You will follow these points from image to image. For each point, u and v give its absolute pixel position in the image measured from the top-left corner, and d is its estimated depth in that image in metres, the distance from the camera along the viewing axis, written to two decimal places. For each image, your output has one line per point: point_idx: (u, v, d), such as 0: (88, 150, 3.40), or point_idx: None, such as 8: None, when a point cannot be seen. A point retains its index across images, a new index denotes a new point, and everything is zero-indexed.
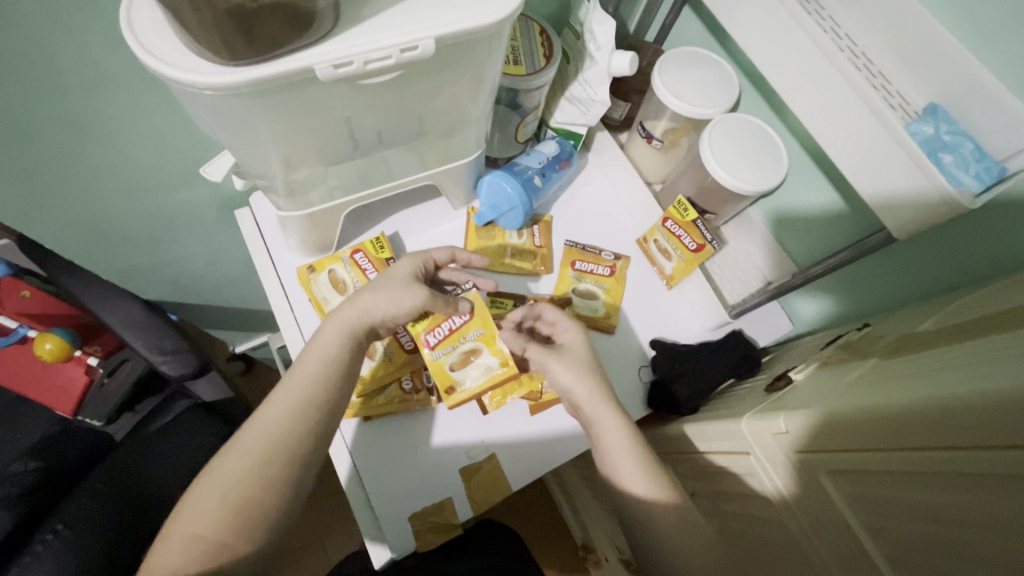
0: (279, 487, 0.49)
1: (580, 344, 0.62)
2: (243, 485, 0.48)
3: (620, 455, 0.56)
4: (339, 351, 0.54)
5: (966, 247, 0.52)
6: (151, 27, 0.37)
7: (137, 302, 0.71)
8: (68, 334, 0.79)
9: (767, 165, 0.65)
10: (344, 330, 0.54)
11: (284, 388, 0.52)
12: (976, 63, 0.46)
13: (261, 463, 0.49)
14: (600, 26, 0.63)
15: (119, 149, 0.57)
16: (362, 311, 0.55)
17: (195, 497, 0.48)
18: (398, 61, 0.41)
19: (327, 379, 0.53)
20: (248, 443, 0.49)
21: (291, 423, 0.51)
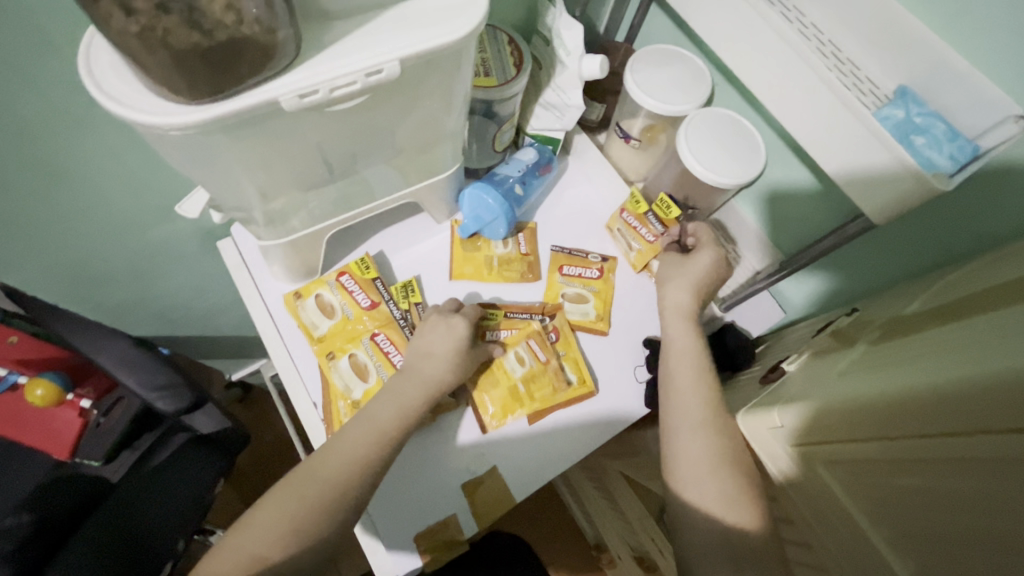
0: (330, 517, 0.50)
1: (698, 265, 0.65)
2: (304, 516, 0.50)
3: (683, 379, 0.59)
4: (413, 405, 0.57)
5: (948, 226, 0.52)
6: (110, 71, 0.37)
7: (128, 341, 0.69)
8: (59, 376, 0.75)
9: (745, 156, 0.65)
10: (423, 390, 0.58)
11: (351, 432, 0.54)
12: (940, 42, 0.46)
13: (320, 502, 0.50)
14: (568, 31, 0.64)
15: (93, 190, 0.57)
16: (432, 377, 0.58)
17: (255, 523, 0.50)
18: (364, 86, 0.41)
19: (404, 417, 0.56)
20: (313, 483, 0.51)
21: (350, 468, 0.52)
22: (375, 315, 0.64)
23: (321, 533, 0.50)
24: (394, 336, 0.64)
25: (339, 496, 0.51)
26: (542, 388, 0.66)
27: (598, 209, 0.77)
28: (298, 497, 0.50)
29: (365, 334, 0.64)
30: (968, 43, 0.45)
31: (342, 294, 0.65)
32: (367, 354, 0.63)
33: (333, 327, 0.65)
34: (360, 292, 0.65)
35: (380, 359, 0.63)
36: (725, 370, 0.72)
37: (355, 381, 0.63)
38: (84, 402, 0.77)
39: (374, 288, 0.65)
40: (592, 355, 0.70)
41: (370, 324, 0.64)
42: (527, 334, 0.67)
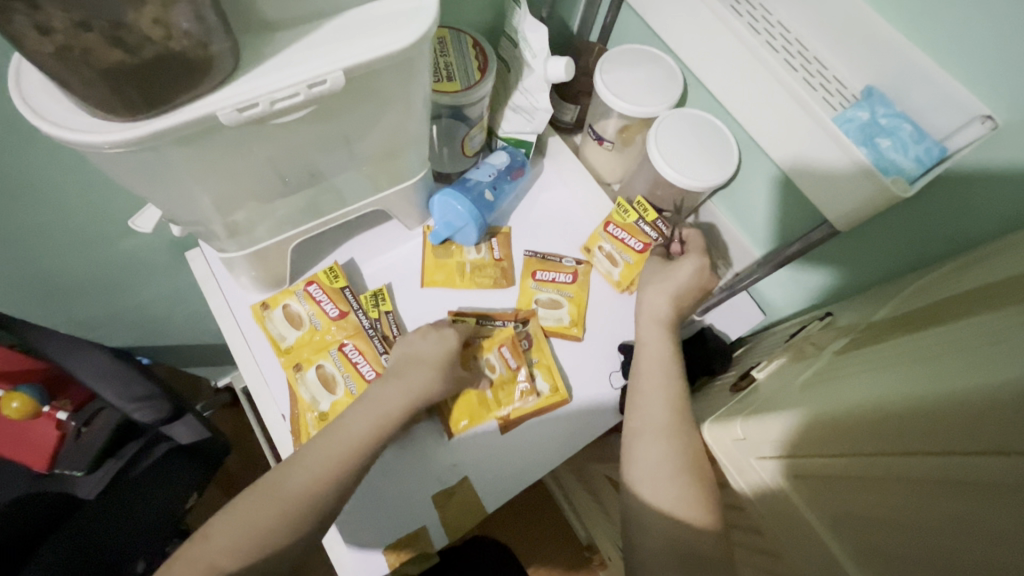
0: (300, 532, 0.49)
1: (683, 272, 0.63)
2: (274, 528, 0.48)
3: (654, 383, 0.58)
4: (393, 415, 0.55)
5: (921, 228, 0.51)
6: (41, 90, 0.36)
7: (106, 354, 0.68)
8: (35, 389, 0.75)
9: (717, 158, 0.64)
10: (408, 395, 0.57)
11: (325, 439, 0.53)
12: (905, 42, 0.45)
13: (295, 515, 0.49)
14: (533, 34, 0.62)
15: (51, 207, 0.56)
16: (419, 381, 0.58)
17: (216, 529, 0.48)
18: (307, 97, 0.40)
19: (383, 426, 0.54)
20: (279, 491, 0.49)
21: (318, 477, 0.50)
22: (342, 325, 0.64)
23: (283, 546, 0.48)
24: (363, 345, 0.63)
25: (305, 507, 0.49)
26: (507, 396, 0.65)
27: (573, 212, 0.76)
28: (262, 506, 0.49)
29: (333, 344, 0.63)
30: (933, 42, 0.44)
31: (309, 304, 0.64)
32: (334, 365, 0.63)
33: (300, 338, 0.64)
34: (327, 301, 0.64)
35: (348, 369, 0.63)
36: (703, 375, 0.71)
37: (322, 392, 0.62)
38: (61, 413, 0.76)
39: (342, 297, 0.64)
40: (566, 361, 0.69)
41: (337, 335, 0.64)
42: (500, 341, 0.66)
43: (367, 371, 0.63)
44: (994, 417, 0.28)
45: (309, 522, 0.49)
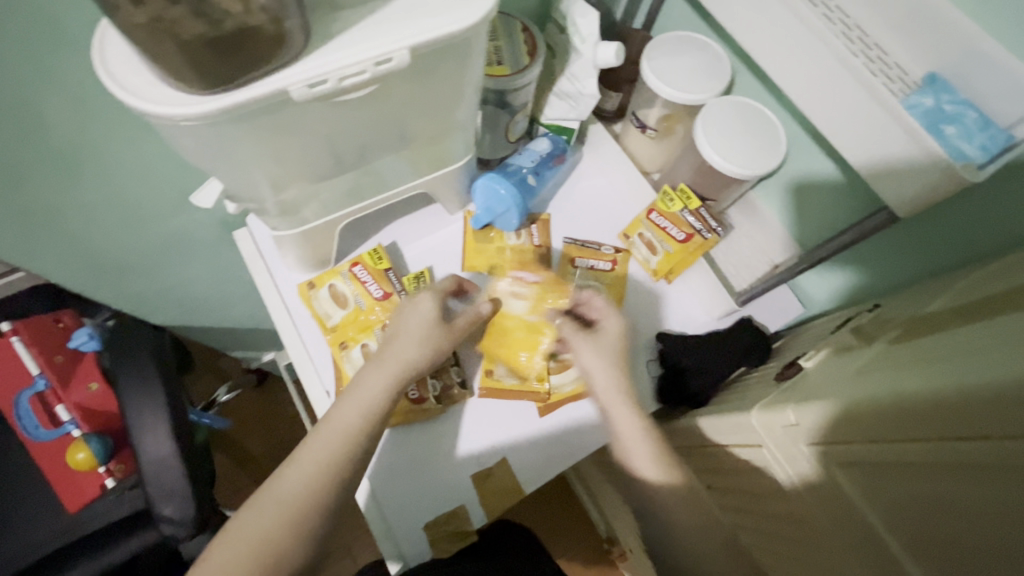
0: (304, 537, 0.48)
1: (616, 338, 0.62)
2: (277, 537, 0.47)
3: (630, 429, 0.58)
4: (381, 403, 0.53)
5: (977, 219, 0.50)
6: (123, 62, 0.37)
7: (173, 442, 0.64)
8: (103, 446, 0.80)
9: (765, 146, 0.63)
10: (390, 377, 0.54)
11: (320, 438, 0.51)
12: (973, 27, 0.44)
13: (296, 525, 0.48)
14: (583, 19, 0.64)
15: (112, 181, 0.58)
16: (400, 360, 0.55)
17: (222, 548, 0.46)
18: (373, 75, 0.41)
19: (378, 416, 0.53)
20: (283, 496, 0.48)
21: (314, 477, 0.49)
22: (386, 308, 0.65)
23: (290, 554, 0.47)
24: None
25: (310, 511, 0.48)
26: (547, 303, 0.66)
27: (612, 200, 0.76)
28: (266, 513, 0.48)
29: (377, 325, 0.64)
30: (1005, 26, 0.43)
31: (354, 284, 0.65)
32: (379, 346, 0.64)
33: (345, 316, 0.65)
34: (371, 282, 0.65)
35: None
36: (740, 366, 0.71)
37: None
38: (108, 479, 0.82)
39: (387, 281, 0.65)
40: None
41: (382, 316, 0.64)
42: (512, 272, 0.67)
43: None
44: None
45: (318, 518, 0.49)
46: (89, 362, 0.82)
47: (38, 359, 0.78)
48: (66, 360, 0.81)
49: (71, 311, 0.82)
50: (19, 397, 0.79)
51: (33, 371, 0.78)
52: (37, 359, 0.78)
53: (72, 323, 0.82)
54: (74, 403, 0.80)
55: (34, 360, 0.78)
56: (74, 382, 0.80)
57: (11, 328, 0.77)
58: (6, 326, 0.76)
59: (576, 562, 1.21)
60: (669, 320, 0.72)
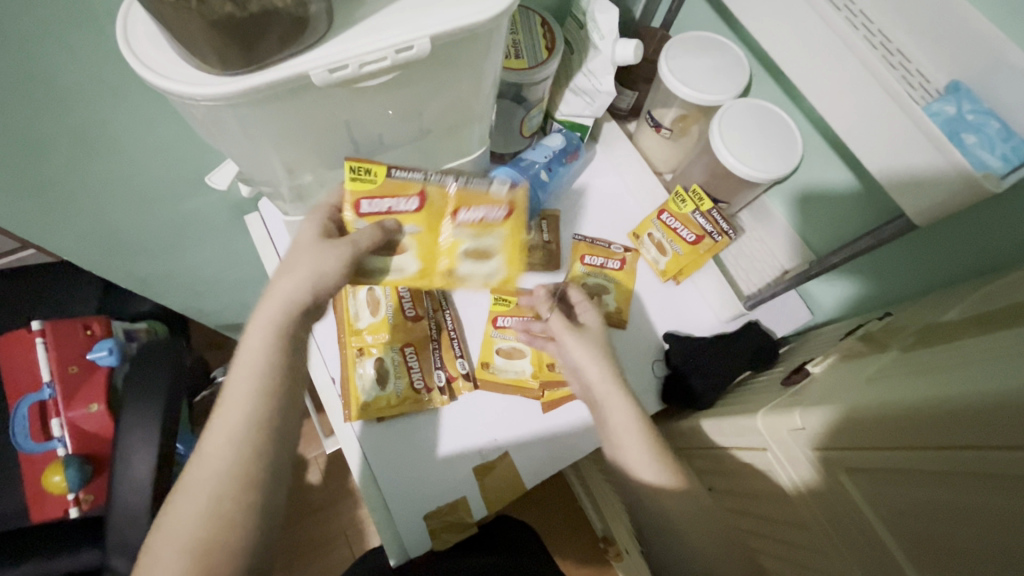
0: (236, 524, 0.44)
1: (599, 328, 0.62)
2: (200, 529, 0.43)
3: (621, 431, 0.56)
4: (269, 355, 0.48)
5: (996, 230, 0.49)
6: (147, 41, 0.38)
7: (148, 493, 0.63)
8: (79, 474, 0.80)
9: (782, 150, 0.63)
10: (270, 327, 0.48)
11: (221, 415, 0.46)
12: (998, 35, 0.44)
13: (215, 510, 0.43)
14: (603, 15, 0.63)
15: (128, 160, 0.58)
16: (280, 299, 0.48)
17: (153, 556, 0.43)
18: (393, 62, 0.40)
19: (269, 375, 0.47)
20: (201, 482, 0.44)
21: (230, 457, 0.45)
22: (427, 212, 0.52)
23: (233, 542, 0.44)
24: (462, 191, 0.52)
25: (234, 494, 0.44)
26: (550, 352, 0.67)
27: (624, 199, 0.76)
28: (188, 508, 0.43)
29: (439, 223, 0.52)
30: None
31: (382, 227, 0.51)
32: (467, 242, 0.53)
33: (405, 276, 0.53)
34: (371, 207, 0.50)
35: (469, 229, 0.52)
36: (746, 370, 0.71)
37: (485, 263, 0.54)
38: (73, 509, 0.78)
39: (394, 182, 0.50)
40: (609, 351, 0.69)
41: (433, 220, 0.52)
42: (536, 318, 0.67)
43: (495, 217, 0.53)
44: None
45: (248, 500, 0.45)
46: (99, 379, 0.85)
47: (53, 365, 0.82)
48: (79, 371, 0.84)
49: (102, 321, 0.87)
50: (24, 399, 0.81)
51: (45, 377, 0.81)
52: (53, 365, 0.81)
53: (99, 333, 0.86)
54: (69, 419, 0.82)
55: (49, 366, 0.81)
56: (78, 398, 0.83)
57: (42, 327, 0.82)
58: (37, 324, 0.81)
59: (572, 561, 1.21)
60: (677, 320, 0.72)
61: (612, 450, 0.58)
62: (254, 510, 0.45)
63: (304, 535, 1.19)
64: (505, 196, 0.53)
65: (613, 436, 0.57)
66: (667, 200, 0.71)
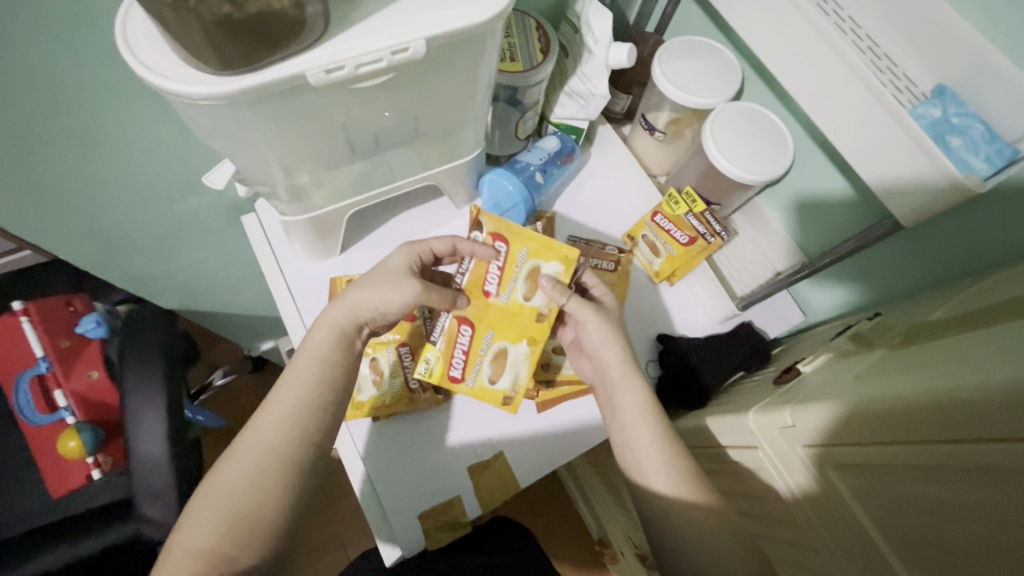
0: (274, 494, 0.47)
1: (614, 306, 0.62)
2: (246, 493, 0.47)
3: (637, 431, 0.56)
4: (331, 350, 0.53)
5: (981, 230, 0.50)
6: (145, 41, 0.38)
7: (166, 445, 0.65)
8: (94, 438, 0.80)
9: (773, 153, 0.64)
10: (339, 327, 0.54)
11: (278, 393, 0.51)
12: (982, 40, 0.45)
13: (257, 476, 0.47)
14: (597, 19, 0.64)
15: (125, 159, 0.59)
16: (356, 307, 0.54)
17: (191, 518, 0.46)
18: (389, 64, 0.41)
19: (331, 364, 0.53)
20: (250, 453, 0.49)
21: (283, 432, 0.49)
22: (487, 317, 0.61)
23: (262, 510, 0.47)
24: (473, 269, 0.61)
25: (277, 467, 0.48)
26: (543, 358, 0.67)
27: (618, 201, 0.76)
28: (234, 472, 0.48)
29: (491, 302, 0.61)
30: (1012, 40, 0.43)
31: (482, 355, 0.62)
32: (519, 287, 0.61)
33: (528, 354, 0.61)
34: (458, 363, 0.62)
35: (506, 284, 0.61)
36: (739, 370, 0.71)
37: (546, 277, 0.60)
38: (94, 471, 0.81)
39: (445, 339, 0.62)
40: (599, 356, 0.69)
41: (495, 317, 0.61)
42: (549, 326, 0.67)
43: (504, 254, 0.61)
44: None
45: (288, 477, 0.49)
46: (93, 351, 0.84)
47: (44, 340, 0.81)
48: (70, 346, 0.83)
49: (83, 297, 0.86)
50: (22, 377, 0.81)
51: (38, 352, 0.81)
52: (43, 340, 0.81)
53: (83, 309, 0.86)
54: (71, 390, 0.81)
55: (40, 341, 0.81)
56: (76, 370, 0.82)
57: (24, 307, 0.81)
58: (20, 304, 0.81)
59: (567, 563, 1.21)
60: (671, 320, 0.73)
61: (621, 435, 0.58)
62: (291, 490, 0.49)
63: (299, 537, 1.19)
64: (489, 240, 0.61)
65: (626, 433, 0.57)
66: (661, 202, 0.72)
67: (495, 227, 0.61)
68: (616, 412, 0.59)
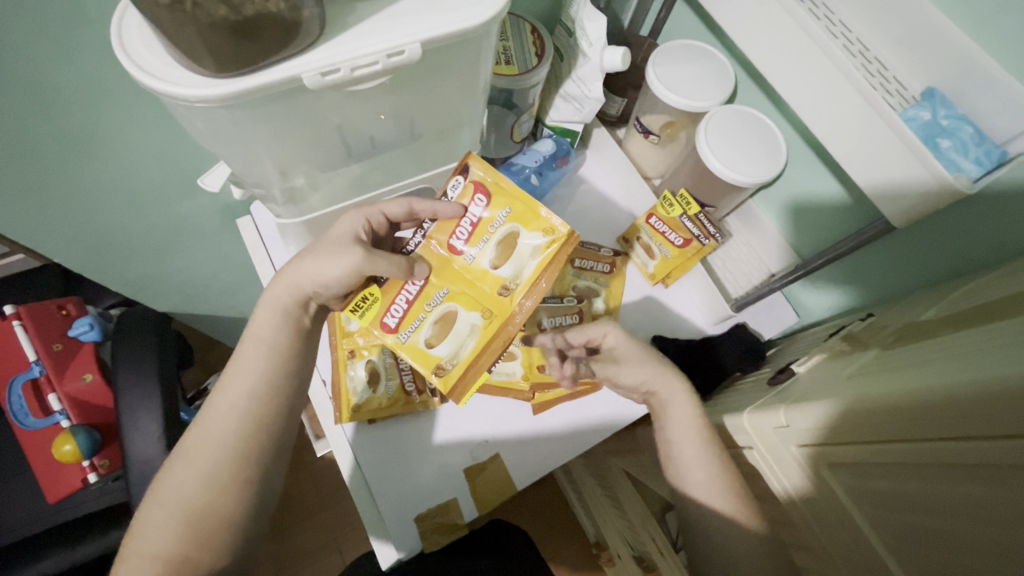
0: (238, 489, 0.48)
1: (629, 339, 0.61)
2: (198, 493, 0.47)
3: (696, 449, 0.56)
4: (276, 333, 0.53)
5: (971, 232, 0.51)
6: (141, 43, 0.38)
7: (162, 442, 0.64)
8: (90, 441, 0.79)
9: (765, 155, 0.64)
10: (280, 310, 0.53)
11: (226, 384, 0.51)
12: (971, 43, 0.45)
13: (210, 471, 0.48)
14: (591, 22, 0.63)
15: (120, 162, 0.59)
16: (296, 283, 0.53)
17: (147, 517, 0.47)
18: (385, 67, 0.41)
19: (278, 349, 0.53)
20: (200, 450, 0.48)
21: (233, 424, 0.49)
22: (445, 273, 0.56)
23: (222, 506, 0.47)
24: (435, 229, 0.56)
25: (231, 461, 0.48)
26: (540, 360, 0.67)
27: (613, 204, 0.77)
28: (188, 470, 0.48)
29: (456, 258, 0.56)
30: (998, 44, 0.44)
31: (425, 313, 0.57)
32: (488, 251, 0.56)
33: (480, 326, 0.57)
34: (396, 314, 0.56)
35: (476, 242, 0.56)
36: (734, 372, 0.72)
37: (520, 248, 0.56)
38: (91, 474, 0.81)
39: (391, 283, 0.56)
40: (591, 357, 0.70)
41: (454, 274, 0.57)
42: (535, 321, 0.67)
43: (482, 211, 0.56)
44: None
45: (243, 469, 0.49)
46: (86, 353, 0.83)
47: (37, 345, 0.79)
48: (64, 349, 0.82)
49: (76, 301, 0.86)
50: (17, 382, 0.81)
51: (31, 357, 0.79)
52: (35, 343, 0.79)
53: (76, 313, 0.85)
54: (65, 393, 0.80)
55: (33, 345, 0.79)
56: (70, 373, 0.81)
57: (16, 311, 0.80)
58: (10, 309, 0.79)
59: (564, 566, 1.21)
60: (666, 322, 0.73)
61: (674, 445, 0.58)
62: (249, 483, 0.49)
63: (295, 542, 1.18)
64: (471, 188, 0.56)
65: (683, 453, 0.57)
66: (656, 204, 0.72)
67: (481, 175, 0.56)
68: (669, 422, 0.59)
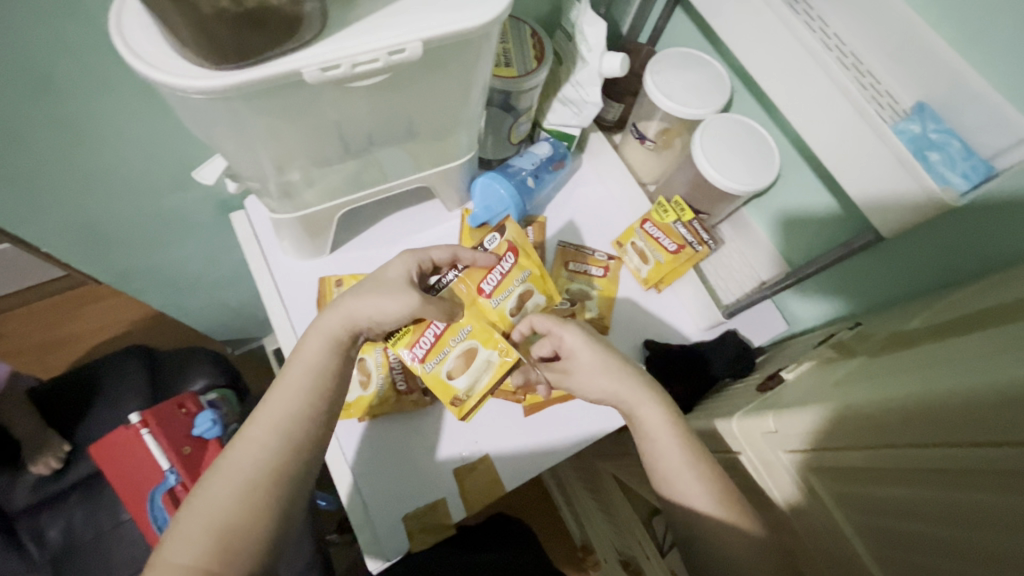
0: (266, 508, 0.46)
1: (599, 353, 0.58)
2: (227, 510, 0.45)
3: (669, 458, 0.54)
4: (326, 359, 0.53)
5: (955, 244, 0.52)
6: (140, 33, 0.38)
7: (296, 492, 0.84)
8: None
9: (758, 164, 0.65)
10: (328, 334, 0.54)
11: (270, 399, 0.51)
12: (959, 60, 0.46)
13: (246, 488, 0.46)
14: (591, 27, 0.64)
15: (113, 152, 0.58)
16: (352, 311, 0.54)
17: (173, 534, 0.44)
18: (386, 64, 0.42)
19: (325, 372, 0.53)
20: (236, 468, 0.47)
21: (274, 446, 0.49)
22: (470, 311, 0.60)
23: (253, 526, 0.45)
24: (468, 273, 0.60)
25: (270, 480, 0.47)
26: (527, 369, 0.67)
27: (610, 206, 0.77)
28: (222, 488, 0.46)
29: (482, 300, 0.59)
30: (989, 60, 0.45)
31: (449, 347, 0.60)
32: (512, 299, 0.60)
33: (496, 363, 0.59)
34: (423, 346, 0.60)
35: (501, 292, 0.60)
36: (724, 377, 0.72)
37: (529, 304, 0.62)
38: None
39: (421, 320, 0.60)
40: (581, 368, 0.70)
41: (479, 314, 0.60)
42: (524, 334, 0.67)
43: (510, 267, 0.60)
44: (1011, 411, 0.30)
45: (279, 489, 0.48)
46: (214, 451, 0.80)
47: (168, 449, 0.74)
48: (192, 450, 0.78)
49: (193, 397, 0.82)
50: (154, 493, 0.76)
51: (163, 465, 0.74)
52: (168, 449, 0.74)
53: (195, 409, 0.81)
54: None
55: (164, 452, 0.74)
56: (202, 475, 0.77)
57: (142, 419, 0.74)
58: (138, 417, 0.74)
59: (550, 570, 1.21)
60: (658, 328, 0.74)
61: (647, 455, 0.56)
62: (280, 503, 0.47)
63: None
64: (505, 246, 0.61)
65: (656, 463, 0.55)
66: (651, 210, 0.74)
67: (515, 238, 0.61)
68: (640, 434, 0.56)
